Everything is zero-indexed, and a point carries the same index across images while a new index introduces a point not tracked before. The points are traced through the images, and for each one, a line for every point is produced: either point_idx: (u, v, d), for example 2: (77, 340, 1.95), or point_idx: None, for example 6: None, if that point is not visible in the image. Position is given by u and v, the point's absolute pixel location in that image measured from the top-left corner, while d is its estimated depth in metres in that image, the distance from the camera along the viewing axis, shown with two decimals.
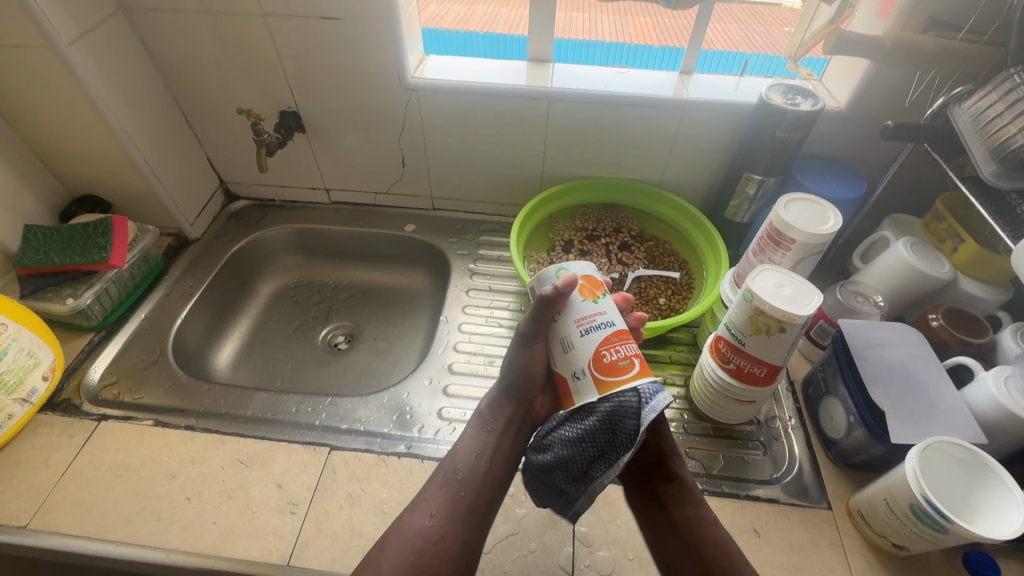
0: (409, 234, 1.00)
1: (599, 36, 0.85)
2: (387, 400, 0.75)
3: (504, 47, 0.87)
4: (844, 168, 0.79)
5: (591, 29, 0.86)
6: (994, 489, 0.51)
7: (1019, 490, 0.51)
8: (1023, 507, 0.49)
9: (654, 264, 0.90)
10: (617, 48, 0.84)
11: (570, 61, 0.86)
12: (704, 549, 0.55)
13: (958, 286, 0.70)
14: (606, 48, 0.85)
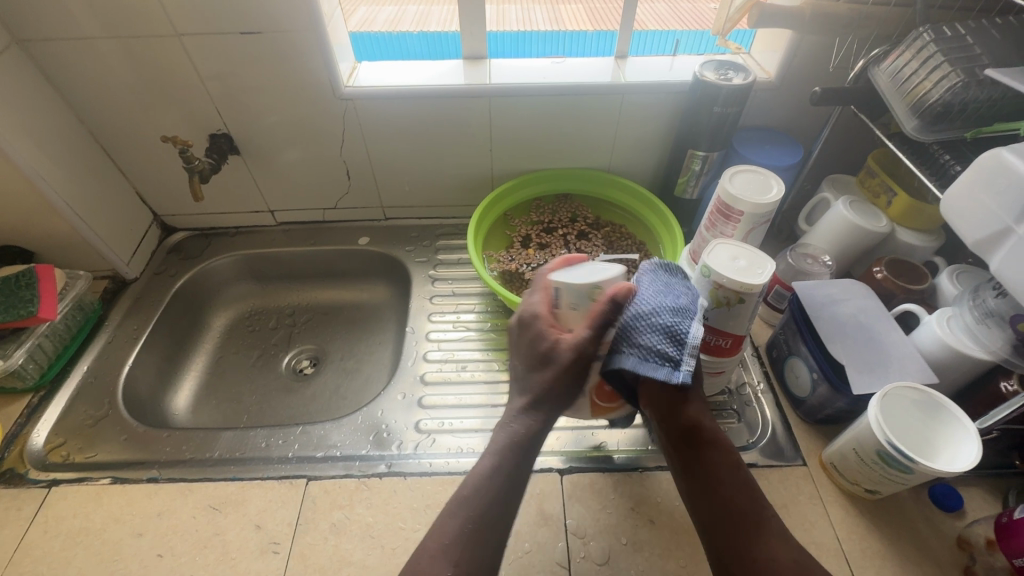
0: (363, 247, 0.98)
1: (535, 26, 0.86)
2: (361, 421, 0.73)
3: (442, 45, 0.85)
4: (780, 136, 0.82)
5: (521, 21, 0.86)
6: (951, 427, 0.54)
7: (972, 424, 0.54)
8: (977, 440, 0.52)
9: (613, 249, 0.88)
10: (554, 35, 0.85)
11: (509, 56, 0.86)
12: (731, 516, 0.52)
13: (896, 237, 0.73)
14: (543, 37, 0.85)
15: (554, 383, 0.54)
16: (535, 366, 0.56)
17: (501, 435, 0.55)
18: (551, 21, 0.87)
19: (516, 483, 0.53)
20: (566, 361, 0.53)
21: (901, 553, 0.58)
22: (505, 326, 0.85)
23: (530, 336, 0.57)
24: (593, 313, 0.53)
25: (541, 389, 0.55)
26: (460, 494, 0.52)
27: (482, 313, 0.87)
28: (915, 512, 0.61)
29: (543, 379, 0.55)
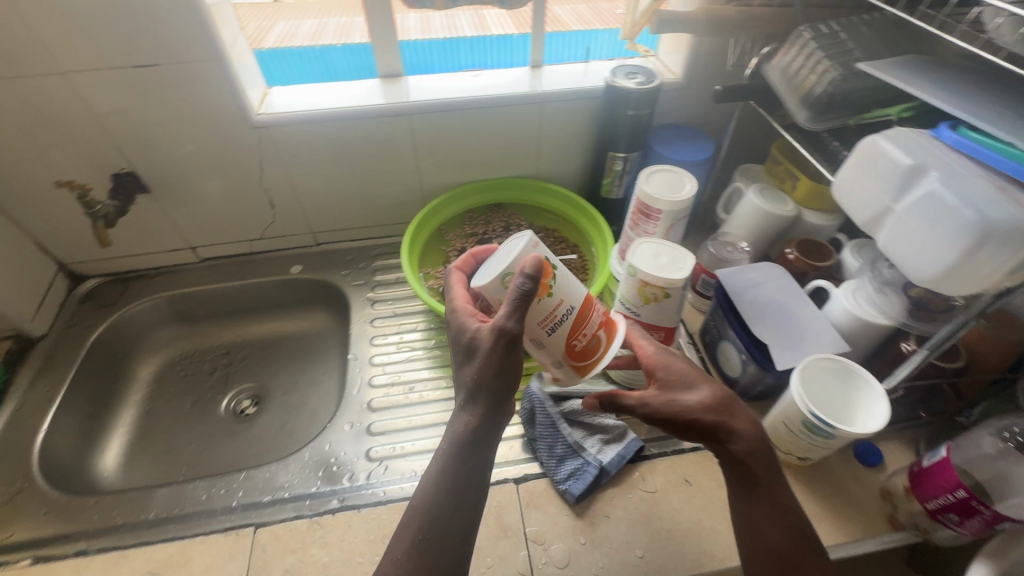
0: (297, 275, 0.95)
1: (462, 32, 0.85)
2: (309, 457, 0.70)
3: (366, 58, 0.84)
4: (693, 132, 0.86)
5: (448, 28, 0.85)
6: (864, 389, 0.59)
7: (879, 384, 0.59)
8: (886, 398, 0.57)
9: (549, 254, 0.91)
10: (481, 41, 0.85)
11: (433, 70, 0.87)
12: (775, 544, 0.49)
13: (803, 219, 0.79)
14: (470, 43, 0.85)
15: (483, 375, 0.51)
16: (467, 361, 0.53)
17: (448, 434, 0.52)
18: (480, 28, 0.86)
19: (469, 478, 0.50)
20: (486, 347, 0.51)
21: (835, 512, 0.63)
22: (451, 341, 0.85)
23: (458, 330, 0.55)
24: (510, 302, 0.49)
25: (473, 381, 0.52)
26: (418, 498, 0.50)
27: (426, 331, 0.86)
28: (843, 472, 0.66)
29: (471, 374, 0.52)
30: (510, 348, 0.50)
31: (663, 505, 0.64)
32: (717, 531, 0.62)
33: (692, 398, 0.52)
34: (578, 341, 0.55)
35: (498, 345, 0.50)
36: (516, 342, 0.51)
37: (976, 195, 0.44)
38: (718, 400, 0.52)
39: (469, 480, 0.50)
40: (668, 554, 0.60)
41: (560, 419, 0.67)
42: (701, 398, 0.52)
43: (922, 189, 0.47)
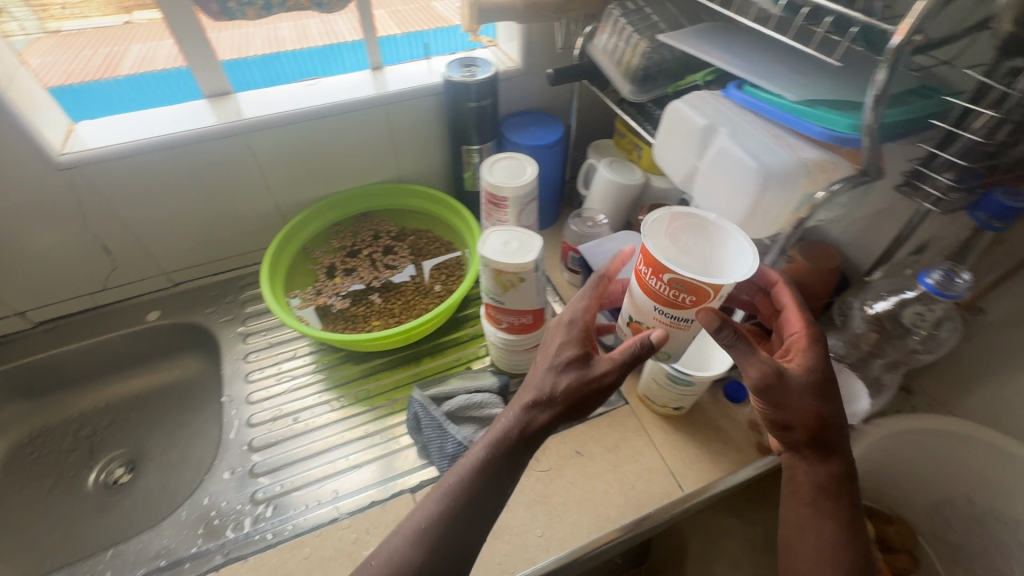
0: (155, 322, 0.86)
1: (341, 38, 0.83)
2: (187, 516, 0.65)
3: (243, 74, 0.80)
4: (542, 115, 0.88)
5: (325, 34, 0.83)
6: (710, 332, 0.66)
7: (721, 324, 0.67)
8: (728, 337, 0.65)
9: (423, 255, 0.89)
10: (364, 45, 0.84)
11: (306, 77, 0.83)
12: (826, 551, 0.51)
13: (653, 185, 0.84)
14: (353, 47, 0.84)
15: (565, 398, 0.49)
16: (559, 366, 0.51)
17: (498, 427, 0.51)
18: (324, 35, 0.83)
19: (506, 478, 0.50)
20: (581, 377, 0.50)
21: (712, 451, 0.68)
22: (336, 360, 0.82)
23: (569, 334, 0.53)
24: (621, 355, 0.50)
25: (553, 391, 0.50)
26: (448, 481, 0.51)
27: (306, 356, 0.82)
28: (716, 412, 0.72)
29: (554, 385, 0.50)
30: (592, 393, 0.50)
31: (557, 481, 0.65)
32: (609, 493, 0.65)
33: (797, 406, 0.50)
34: (686, 301, 0.46)
35: (577, 383, 0.50)
36: (608, 388, 0.50)
37: (757, 148, 0.49)
38: (838, 416, 0.51)
39: (503, 483, 0.50)
40: (566, 526, 0.62)
41: (447, 421, 0.67)
42: (809, 410, 0.50)
43: (716, 146, 0.52)
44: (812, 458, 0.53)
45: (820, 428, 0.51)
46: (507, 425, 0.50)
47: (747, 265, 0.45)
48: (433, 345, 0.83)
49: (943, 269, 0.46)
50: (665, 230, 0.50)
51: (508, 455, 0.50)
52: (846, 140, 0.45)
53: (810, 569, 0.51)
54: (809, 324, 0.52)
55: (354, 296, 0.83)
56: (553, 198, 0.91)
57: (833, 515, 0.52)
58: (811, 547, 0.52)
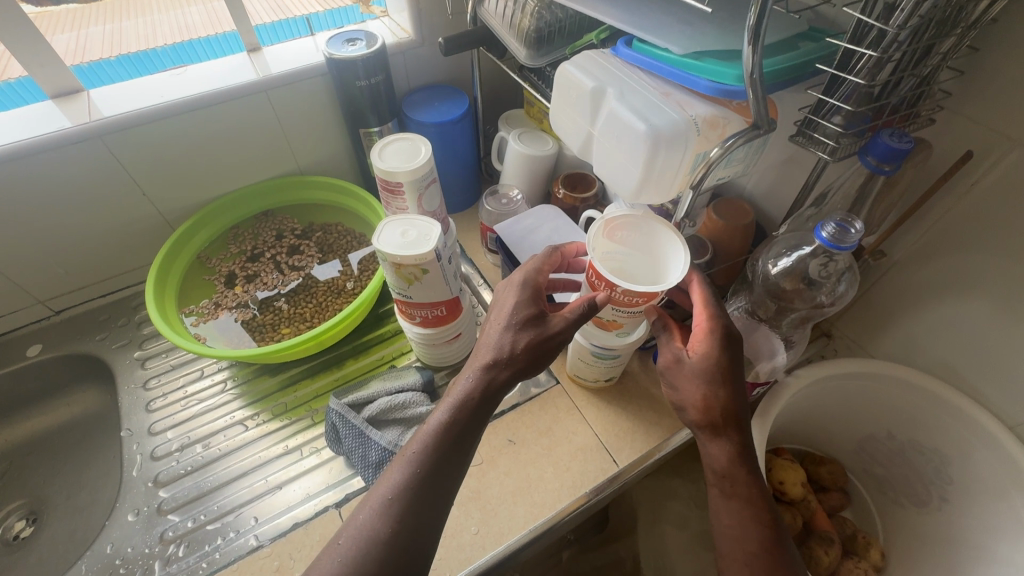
0: (37, 358, 0.77)
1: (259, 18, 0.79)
2: (88, 568, 0.59)
3: (148, 62, 0.73)
4: (445, 89, 0.82)
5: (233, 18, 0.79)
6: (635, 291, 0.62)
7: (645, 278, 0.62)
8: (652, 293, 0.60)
9: (333, 252, 0.83)
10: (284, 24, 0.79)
11: (212, 55, 0.76)
12: (738, 533, 0.48)
13: (566, 154, 0.80)
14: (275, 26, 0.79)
15: (524, 354, 0.48)
16: (514, 326, 0.50)
17: (457, 392, 0.48)
18: (210, 22, 0.78)
19: (472, 438, 0.48)
20: (540, 331, 0.49)
21: (644, 422, 0.67)
22: (249, 375, 0.75)
23: (520, 295, 0.52)
24: (576, 310, 0.50)
25: (511, 349, 0.49)
26: (411, 452, 0.46)
27: (214, 374, 0.76)
28: (647, 381, 0.71)
29: (514, 341, 0.49)
30: (550, 349, 0.49)
31: (490, 474, 0.63)
32: (544, 479, 0.63)
33: (689, 391, 0.50)
34: (631, 302, 0.50)
35: (534, 336, 0.49)
36: (563, 341, 0.50)
37: (643, 107, 0.46)
38: (734, 396, 0.49)
39: (465, 448, 0.47)
40: (501, 520, 0.60)
41: (368, 427, 0.63)
42: (698, 393, 0.49)
43: (605, 109, 0.48)
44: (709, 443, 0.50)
45: (717, 410, 0.49)
46: (466, 387, 0.48)
47: (681, 262, 0.50)
48: (352, 346, 0.78)
49: (837, 220, 0.45)
50: (603, 234, 0.53)
51: (469, 418, 0.47)
52: (733, 93, 0.44)
53: (727, 553, 0.48)
54: (708, 311, 0.51)
55: (259, 304, 0.78)
56: (468, 176, 0.86)
57: (732, 496, 0.49)
58: (726, 529, 0.49)
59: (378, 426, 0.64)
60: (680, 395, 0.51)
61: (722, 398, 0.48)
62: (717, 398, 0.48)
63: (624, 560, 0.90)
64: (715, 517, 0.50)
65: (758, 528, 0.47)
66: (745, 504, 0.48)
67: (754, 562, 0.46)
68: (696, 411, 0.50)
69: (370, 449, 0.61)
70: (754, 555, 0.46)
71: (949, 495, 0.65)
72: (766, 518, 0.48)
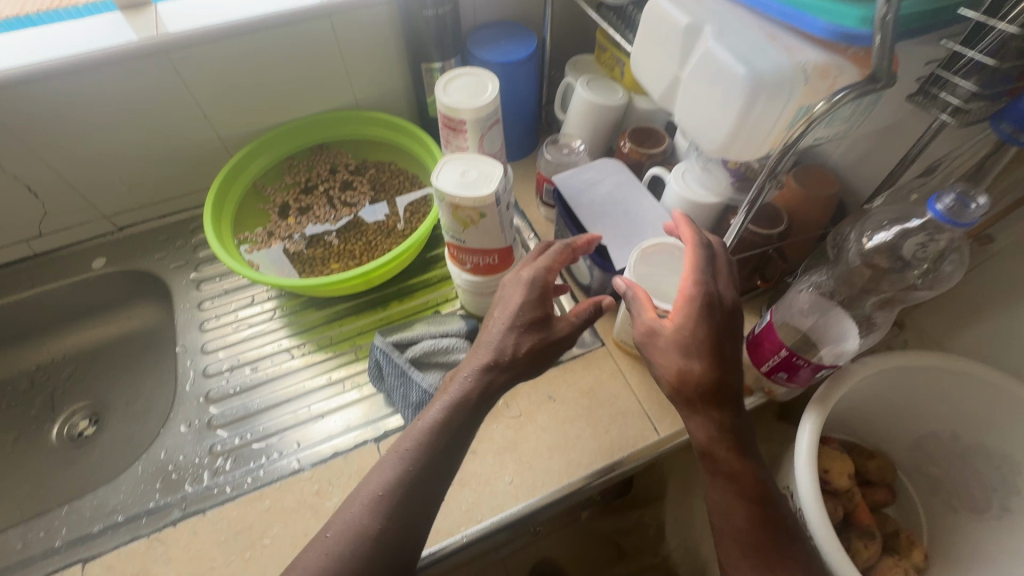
0: (101, 270, 0.80)
1: None
2: (143, 470, 0.62)
3: None
4: (512, 27, 0.78)
5: None
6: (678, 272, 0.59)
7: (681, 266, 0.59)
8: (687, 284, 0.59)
9: (385, 191, 0.82)
10: None
11: None
12: (727, 509, 0.50)
13: (635, 106, 0.75)
14: None
15: (526, 358, 0.51)
16: (519, 328, 0.51)
17: (455, 390, 0.50)
18: None
19: (474, 426, 0.50)
20: (547, 335, 0.52)
21: None
22: (297, 306, 0.76)
23: (527, 296, 0.52)
24: (580, 317, 0.53)
25: (514, 350, 0.50)
26: (404, 447, 0.48)
27: (264, 302, 0.77)
28: None
29: (519, 346, 0.50)
30: (551, 351, 0.52)
31: (527, 427, 0.63)
32: (581, 438, 0.62)
33: (665, 363, 0.50)
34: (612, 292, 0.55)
35: (539, 344, 0.51)
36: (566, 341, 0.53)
37: (746, 49, 0.41)
38: (712, 371, 0.49)
39: (454, 455, 0.49)
40: (535, 472, 0.60)
41: (410, 367, 0.63)
42: (675, 367, 0.50)
43: (699, 49, 0.43)
44: (692, 416, 0.51)
45: (693, 385, 0.49)
46: (461, 388, 0.50)
47: None
48: (398, 288, 0.78)
49: (958, 192, 0.40)
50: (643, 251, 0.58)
51: (465, 420, 0.49)
52: (853, 39, 0.38)
53: (717, 527, 0.51)
54: (692, 286, 0.51)
55: (310, 237, 0.78)
56: (527, 123, 0.82)
57: (714, 469, 0.50)
58: (716, 503, 0.51)
59: (417, 368, 0.64)
60: (658, 366, 0.51)
61: (699, 375, 0.49)
62: (693, 373, 0.49)
63: (648, 525, 0.93)
64: (705, 490, 0.52)
65: (744, 505, 0.49)
66: (730, 480, 0.50)
67: (742, 538, 0.49)
68: (673, 383, 0.50)
69: (411, 390, 0.62)
70: (739, 531, 0.49)
71: (1013, 505, 0.61)
72: (750, 493, 0.49)
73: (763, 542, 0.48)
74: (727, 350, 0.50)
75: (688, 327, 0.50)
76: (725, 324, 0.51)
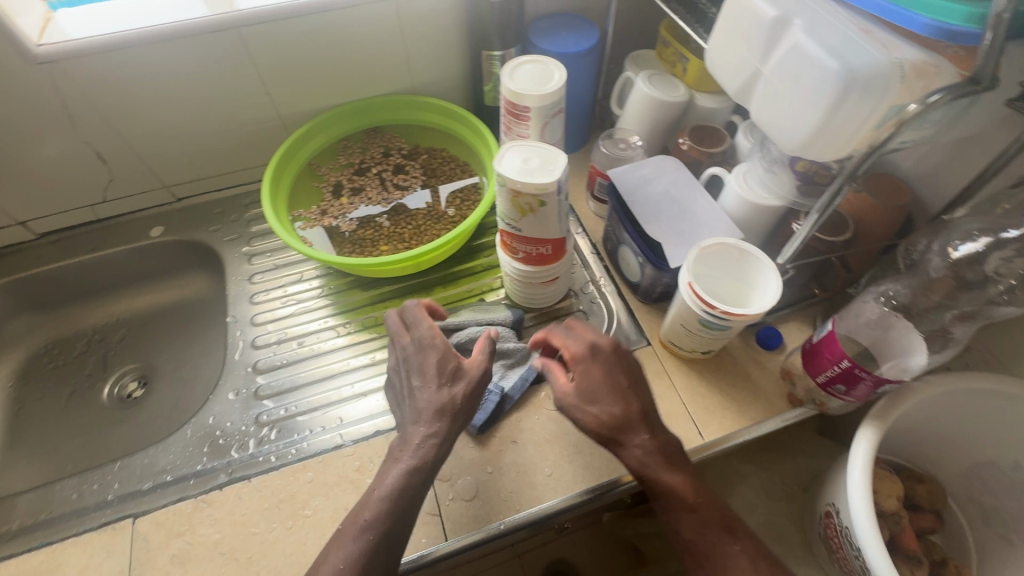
0: (158, 238, 0.83)
1: None
2: (192, 433, 0.64)
3: None
4: (575, 18, 0.77)
5: None
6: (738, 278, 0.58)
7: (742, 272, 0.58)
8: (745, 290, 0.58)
9: (436, 177, 0.82)
10: None
11: None
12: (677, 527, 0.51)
13: (696, 104, 0.74)
14: None
15: (459, 407, 0.53)
16: (441, 386, 0.53)
17: (413, 452, 0.51)
18: None
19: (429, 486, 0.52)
20: (468, 384, 0.54)
21: (736, 401, 0.63)
22: (344, 285, 0.78)
23: (432, 363, 0.54)
24: (486, 353, 0.56)
25: (442, 403, 0.52)
26: (366, 516, 0.49)
27: (312, 280, 0.78)
28: (745, 358, 0.66)
29: (447, 399, 0.53)
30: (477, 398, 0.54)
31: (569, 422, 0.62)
32: None
33: (578, 413, 0.53)
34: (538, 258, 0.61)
35: (466, 392, 0.53)
36: (485, 377, 0.56)
37: (839, 43, 0.39)
38: (618, 403, 0.52)
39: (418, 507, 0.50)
40: (575, 467, 0.59)
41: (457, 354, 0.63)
42: (586, 415, 0.52)
43: (786, 42, 0.42)
44: (617, 452, 0.52)
45: (603, 424, 0.52)
46: (415, 444, 0.52)
47: (771, 293, 0.54)
48: (444, 274, 0.78)
49: None
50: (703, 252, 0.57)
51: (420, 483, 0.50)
52: (957, 36, 0.37)
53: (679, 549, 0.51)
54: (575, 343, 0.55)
55: (361, 219, 0.79)
56: (582, 117, 0.82)
57: (653, 492, 0.52)
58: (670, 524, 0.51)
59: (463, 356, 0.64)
60: (569, 416, 0.54)
61: (613, 410, 0.52)
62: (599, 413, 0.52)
63: None
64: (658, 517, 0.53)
65: (690, 520, 0.50)
66: (669, 498, 0.51)
67: (699, 550, 0.50)
68: (585, 425, 0.53)
69: None
70: (693, 545, 0.50)
71: None
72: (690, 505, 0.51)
73: (716, 547, 0.49)
74: (624, 383, 0.54)
75: (586, 374, 0.54)
76: (614, 362, 0.55)
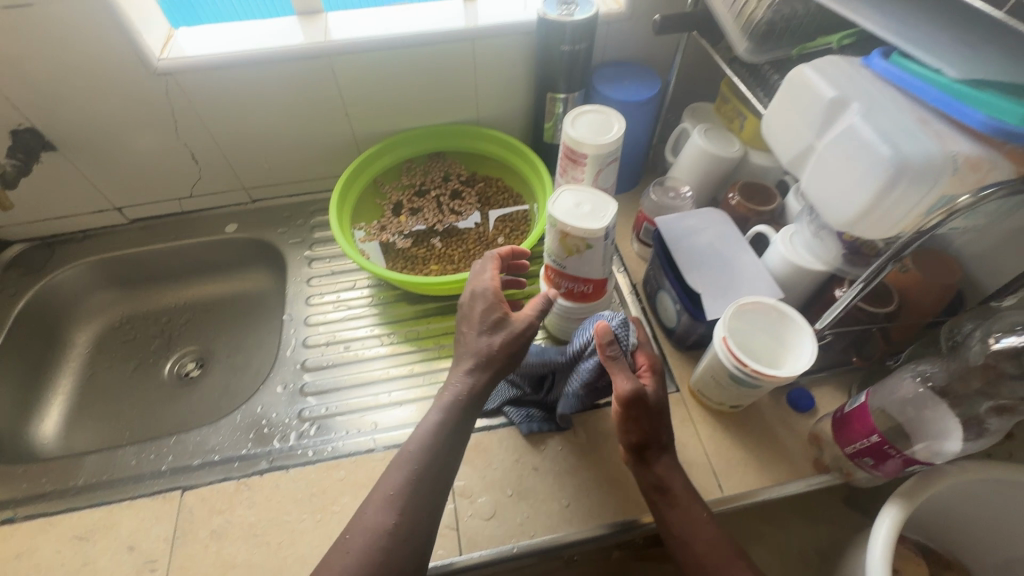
0: (231, 234, 0.90)
1: None
2: (240, 419, 0.69)
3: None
4: (639, 68, 0.80)
5: None
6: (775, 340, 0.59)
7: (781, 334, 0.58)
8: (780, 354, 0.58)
9: (490, 205, 0.87)
10: None
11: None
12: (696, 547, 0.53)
13: (750, 161, 0.75)
14: None
15: (499, 353, 0.55)
16: (487, 329, 0.56)
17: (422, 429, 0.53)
18: None
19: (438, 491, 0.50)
20: (519, 329, 0.56)
21: (760, 459, 0.63)
22: (392, 297, 0.82)
23: (483, 305, 0.57)
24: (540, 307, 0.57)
25: (490, 347, 0.55)
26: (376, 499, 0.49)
27: (364, 288, 0.84)
28: (774, 417, 0.66)
29: (492, 343, 0.55)
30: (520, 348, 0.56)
31: (591, 457, 0.64)
32: None
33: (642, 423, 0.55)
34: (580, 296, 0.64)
35: (511, 338, 0.55)
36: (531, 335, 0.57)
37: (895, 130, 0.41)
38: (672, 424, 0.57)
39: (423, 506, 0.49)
40: (592, 502, 0.61)
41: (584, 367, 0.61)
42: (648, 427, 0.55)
43: (844, 123, 0.44)
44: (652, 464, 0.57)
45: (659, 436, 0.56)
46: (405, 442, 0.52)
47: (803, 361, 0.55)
48: None
49: None
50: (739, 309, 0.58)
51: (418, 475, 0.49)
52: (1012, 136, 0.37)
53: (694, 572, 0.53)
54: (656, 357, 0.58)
55: (415, 237, 0.84)
56: (635, 161, 0.84)
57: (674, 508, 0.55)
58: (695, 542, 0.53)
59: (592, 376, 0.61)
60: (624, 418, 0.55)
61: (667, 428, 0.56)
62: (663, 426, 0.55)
63: None
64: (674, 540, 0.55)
65: (710, 539, 0.53)
66: (690, 516, 0.54)
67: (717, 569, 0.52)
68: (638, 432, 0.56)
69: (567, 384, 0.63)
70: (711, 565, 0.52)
71: None
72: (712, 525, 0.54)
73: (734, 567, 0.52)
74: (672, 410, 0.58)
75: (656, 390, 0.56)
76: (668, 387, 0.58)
